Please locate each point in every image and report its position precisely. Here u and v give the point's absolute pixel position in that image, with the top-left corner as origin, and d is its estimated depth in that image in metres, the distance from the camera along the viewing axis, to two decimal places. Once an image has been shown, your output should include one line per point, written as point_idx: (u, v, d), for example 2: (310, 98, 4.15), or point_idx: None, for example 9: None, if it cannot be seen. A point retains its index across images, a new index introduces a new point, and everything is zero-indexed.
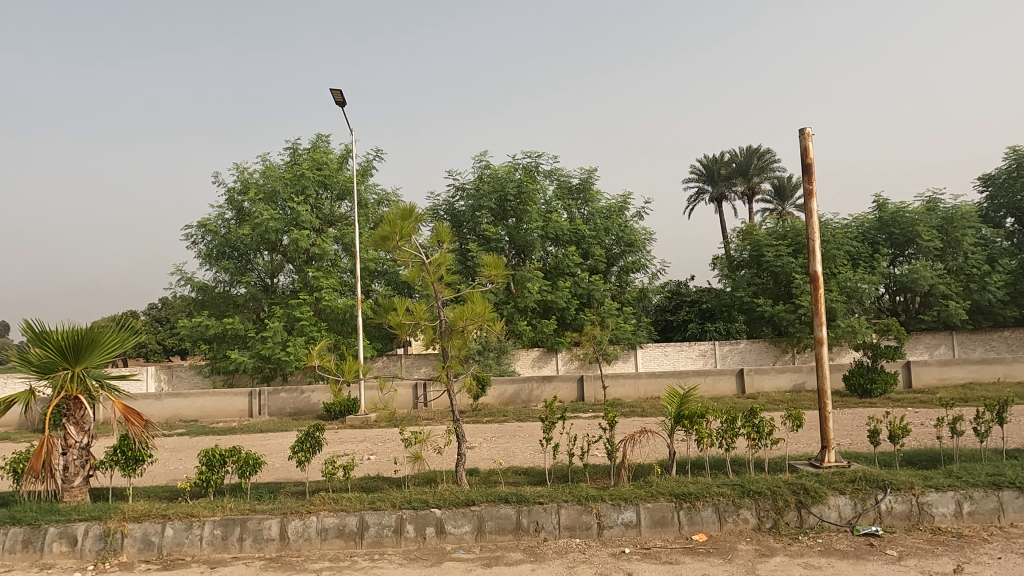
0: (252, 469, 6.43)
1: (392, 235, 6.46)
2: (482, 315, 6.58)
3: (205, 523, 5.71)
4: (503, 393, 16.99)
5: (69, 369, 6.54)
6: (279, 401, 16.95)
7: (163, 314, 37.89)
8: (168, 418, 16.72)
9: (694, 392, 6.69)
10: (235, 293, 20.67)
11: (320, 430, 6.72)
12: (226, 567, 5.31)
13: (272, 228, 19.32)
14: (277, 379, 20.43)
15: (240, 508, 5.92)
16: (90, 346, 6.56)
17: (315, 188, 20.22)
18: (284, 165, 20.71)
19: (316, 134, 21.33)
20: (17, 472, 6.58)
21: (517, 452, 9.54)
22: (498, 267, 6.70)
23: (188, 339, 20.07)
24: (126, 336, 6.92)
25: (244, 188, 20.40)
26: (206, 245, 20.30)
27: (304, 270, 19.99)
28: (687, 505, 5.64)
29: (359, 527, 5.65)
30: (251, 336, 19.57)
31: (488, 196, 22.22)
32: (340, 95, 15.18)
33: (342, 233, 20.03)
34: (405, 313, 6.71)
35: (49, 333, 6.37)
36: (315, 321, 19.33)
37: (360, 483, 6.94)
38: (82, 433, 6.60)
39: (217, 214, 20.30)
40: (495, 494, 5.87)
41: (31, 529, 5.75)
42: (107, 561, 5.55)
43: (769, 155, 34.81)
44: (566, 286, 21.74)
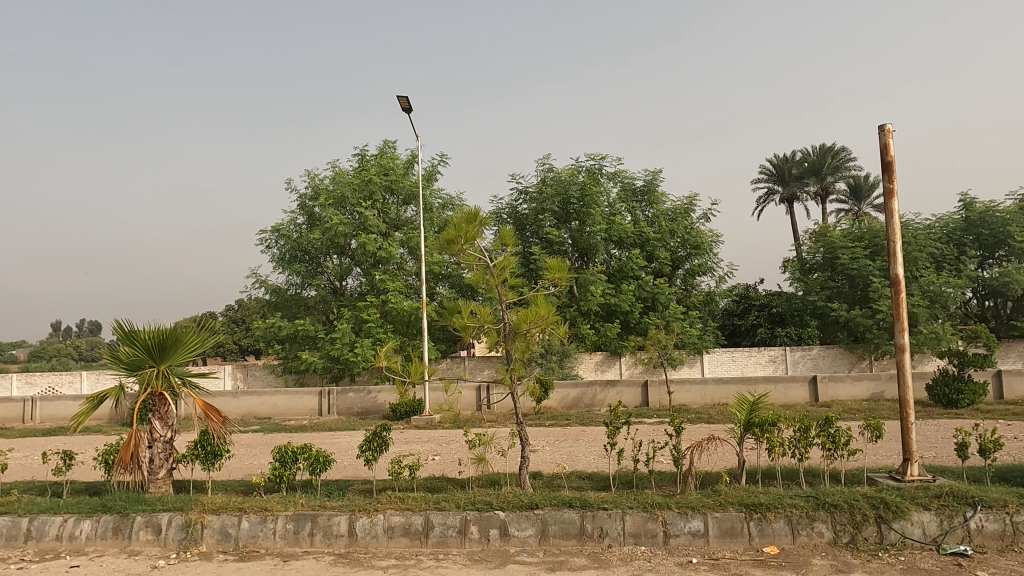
0: (322, 466, 6.62)
1: (458, 238, 6.53)
2: (546, 318, 6.57)
3: (278, 518, 5.92)
4: (566, 397, 16.96)
5: (155, 367, 6.91)
6: (347, 400, 17.40)
7: (239, 315, 39.61)
8: (244, 415, 17.47)
9: (764, 399, 6.46)
10: (305, 295, 21.35)
11: (387, 430, 6.86)
12: (298, 561, 5.48)
13: (341, 232, 19.89)
14: (345, 379, 21.02)
15: (311, 504, 6.12)
16: (174, 345, 6.92)
17: (382, 193, 20.77)
18: (352, 171, 21.32)
19: (383, 140, 21.84)
20: (108, 463, 7.01)
21: (580, 456, 9.50)
22: (562, 269, 6.66)
23: (263, 340, 20.89)
24: (206, 336, 7.27)
25: (315, 194, 21.09)
26: (279, 249, 21.08)
27: (371, 273, 20.48)
28: (757, 516, 5.47)
29: (424, 527, 5.73)
30: (321, 337, 20.20)
31: (551, 199, 22.19)
32: (406, 102, 15.46)
33: (407, 237, 20.42)
34: (469, 316, 6.76)
35: (137, 333, 6.77)
36: (381, 323, 19.78)
37: (426, 483, 7.05)
38: (166, 427, 6.92)
39: (290, 219, 21.07)
40: (559, 498, 5.84)
41: (120, 517, 6.11)
42: (189, 550, 5.82)
43: (845, 153, 33.36)
44: (630, 290, 21.50)
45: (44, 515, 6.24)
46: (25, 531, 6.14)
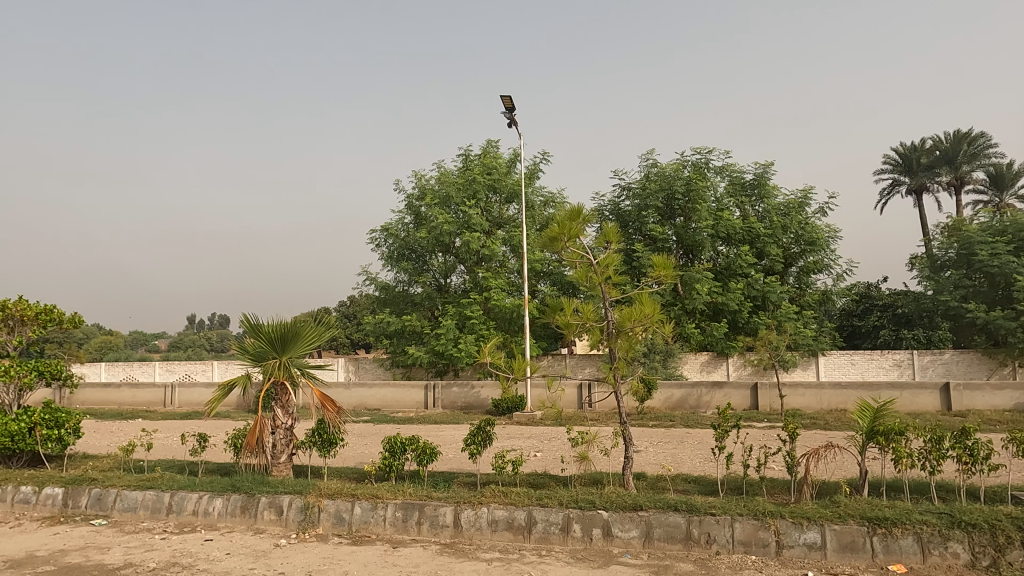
0: (428, 458, 6.83)
1: (561, 236, 6.53)
2: (651, 317, 6.43)
3: (387, 506, 6.16)
4: (670, 397, 16.60)
5: (277, 359, 7.39)
6: (452, 394, 17.82)
7: (351, 311, 41.61)
8: (356, 406, 18.38)
9: (891, 406, 5.97)
10: (412, 292, 22.10)
11: (491, 425, 6.97)
12: (406, 548, 5.68)
13: (446, 231, 20.42)
14: (450, 374, 21.56)
15: (418, 494, 6.32)
16: (293, 338, 7.39)
17: (485, 192, 21.16)
18: (457, 171, 21.86)
19: (487, 140, 22.24)
20: (236, 447, 7.60)
21: (686, 459, 9.24)
22: (667, 267, 6.49)
23: (373, 335, 21.85)
24: (322, 330, 7.70)
25: (421, 194, 21.80)
26: (388, 247, 21.95)
27: (474, 270, 20.89)
28: (881, 531, 5.09)
29: (527, 523, 5.78)
30: (427, 333, 20.86)
31: (655, 195, 21.70)
32: (509, 102, 15.61)
33: (510, 235, 20.64)
34: (572, 313, 6.73)
35: (261, 326, 7.28)
36: (484, 319, 20.14)
37: (528, 479, 7.11)
38: (287, 415, 7.39)
39: (398, 218, 21.91)
40: (663, 500, 5.71)
41: (247, 497, 6.58)
42: (307, 531, 6.19)
43: (984, 139, 30.41)
44: (739, 288, 20.70)
45: (182, 492, 6.83)
46: (167, 505, 6.76)
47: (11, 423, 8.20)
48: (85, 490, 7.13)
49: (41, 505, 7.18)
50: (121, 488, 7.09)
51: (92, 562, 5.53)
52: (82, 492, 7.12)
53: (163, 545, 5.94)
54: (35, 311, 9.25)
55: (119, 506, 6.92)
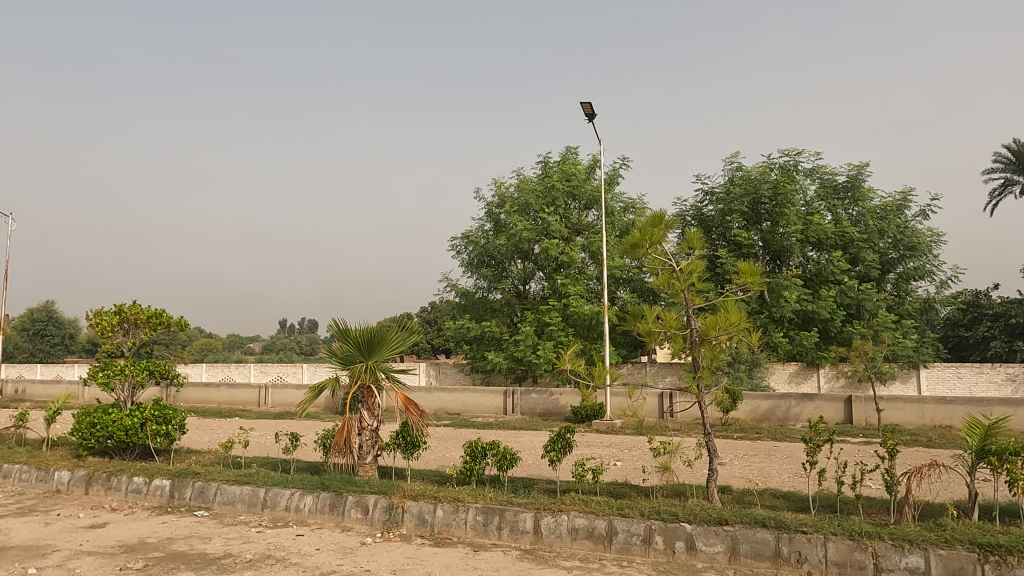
0: (509, 463, 6.87)
1: (642, 242, 6.45)
2: (736, 325, 6.24)
3: (469, 509, 6.25)
4: (756, 409, 16.05)
5: (364, 363, 7.65)
6: (531, 401, 17.85)
7: (432, 316, 42.53)
8: (437, 410, 18.76)
9: (1004, 424, 5.54)
10: (492, 298, 22.35)
11: (571, 432, 6.95)
12: (486, 552, 5.74)
13: (525, 238, 20.52)
14: (528, 380, 21.61)
15: (499, 499, 6.38)
16: (379, 342, 7.63)
17: (565, 199, 21.15)
18: (536, 178, 21.98)
19: (566, 146, 22.25)
20: (326, 447, 7.92)
21: (774, 473, 8.90)
22: (754, 273, 6.27)
23: (453, 340, 22.25)
24: (406, 335, 7.91)
25: (501, 202, 22.04)
26: (469, 254, 22.31)
27: (553, 277, 20.90)
28: (993, 559, 4.71)
29: (608, 532, 5.71)
30: (506, 339, 21.05)
31: (740, 200, 21.02)
32: (589, 108, 15.56)
33: (589, 241, 20.54)
34: (654, 321, 6.62)
35: (349, 331, 7.57)
36: (563, 326, 20.13)
37: (608, 488, 7.04)
38: (372, 417, 7.64)
39: (478, 226, 22.23)
40: (750, 515, 5.51)
41: (336, 495, 6.84)
42: (392, 531, 6.36)
43: None
44: (830, 296, 19.74)
45: (276, 488, 7.18)
46: (263, 500, 7.12)
47: (126, 418, 8.88)
48: (189, 482, 7.61)
49: (151, 496, 7.72)
50: (221, 482, 7.53)
51: (196, 550, 5.90)
52: (186, 484, 7.60)
53: (258, 538, 6.26)
54: (147, 315, 9.99)
55: (219, 499, 7.35)
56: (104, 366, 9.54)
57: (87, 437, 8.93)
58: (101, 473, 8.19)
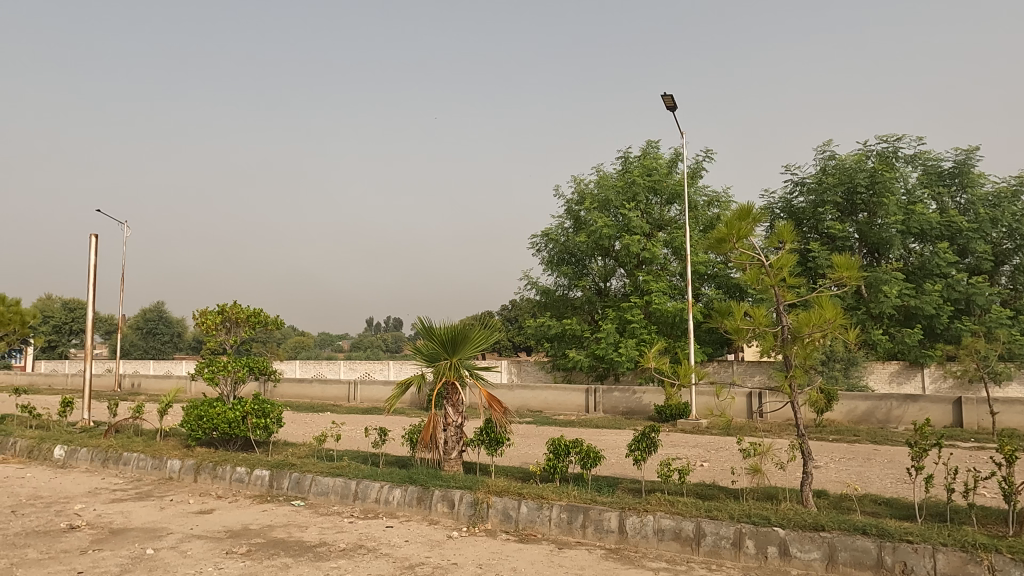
0: (592, 461, 6.83)
1: (729, 237, 6.23)
2: (832, 322, 5.94)
3: (553, 507, 6.26)
4: (853, 410, 15.23)
5: (448, 360, 7.81)
6: (613, 399, 17.65)
7: (513, 314, 42.88)
8: (519, 407, 18.91)
9: None
10: (572, 296, 22.28)
11: (656, 431, 6.82)
12: (570, 550, 5.74)
13: (606, 234, 20.30)
14: (611, 378, 21.39)
15: (582, 497, 6.37)
16: (463, 340, 7.76)
17: (646, 194, 20.81)
18: (616, 174, 21.73)
19: (647, 141, 21.89)
20: (412, 442, 8.13)
21: (874, 478, 8.43)
22: (851, 267, 5.94)
23: (534, 338, 22.34)
24: (489, 333, 8.02)
25: (580, 199, 21.93)
26: (549, 252, 22.33)
27: (635, 274, 20.58)
28: None
29: (696, 534, 5.58)
30: (587, 336, 20.93)
31: (833, 190, 19.98)
32: (671, 100, 15.21)
33: (671, 237, 20.12)
34: (742, 318, 6.39)
35: (434, 329, 7.76)
36: (645, 323, 19.80)
37: (695, 489, 6.87)
38: (457, 413, 7.80)
39: (557, 224, 22.20)
40: (849, 522, 5.25)
41: (423, 489, 7.03)
42: (477, 526, 6.46)
43: None
44: (936, 290, 18.50)
45: (366, 480, 7.45)
46: (354, 492, 7.40)
47: (228, 412, 9.43)
48: (286, 473, 8.01)
49: (252, 484, 8.18)
50: (316, 474, 7.88)
51: (294, 537, 6.21)
52: (284, 475, 8.00)
53: (351, 528, 6.52)
54: (246, 314, 10.59)
55: (314, 489, 7.70)
56: (209, 362, 10.19)
57: (194, 428, 9.56)
58: (208, 463, 8.75)
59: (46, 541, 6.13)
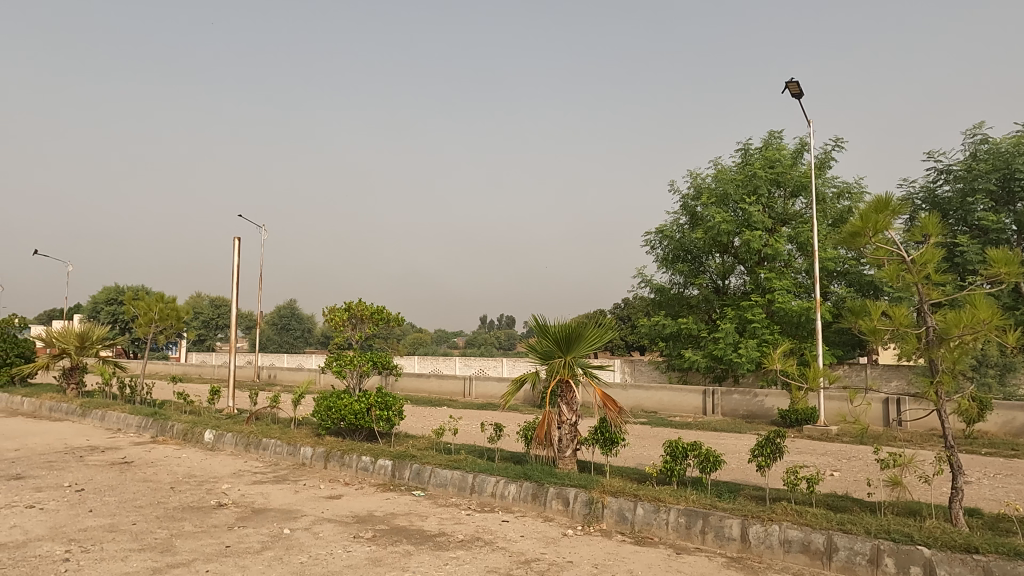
0: (712, 466, 6.59)
1: (864, 230, 5.79)
2: (987, 322, 5.34)
3: (670, 510, 6.11)
4: (1011, 421, 13.71)
5: (562, 358, 7.82)
6: (732, 402, 16.92)
7: (626, 313, 42.34)
8: (633, 407, 18.65)
9: None
10: (688, 294, 21.63)
11: (781, 437, 6.47)
12: (689, 556, 5.57)
13: (724, 230, 19.53)
14: (730, 380, 20.58)
15: (701, 502, 6.17)
16: (577, 338, 7.75)
17: (768, 187, 19.75)
18: (736, 167, 20.85)
19: (770, 131, 20.83)
20: (527, 438, 8.22)
21: None
22: (1010, 262, 5.33)
23: (648, 337, 21.91)
24: (603, 331, 7.94)
25: (697, 193, 21.25)
26: (663, 249, 21.80)
27: (755, 271, 19.66)
28: None
29: (827, 548, 5.24)
30: (704, 336, 20.23)
31: (985, 177, 18.11)
32: (797, 87, 14.39)
33: (796, 231, 19.03)
34: (880, 318, 5.92)
35: (549, 327, 7.79)
36: (767, 323, 18.88)
37: (826, 500, 6.45)
38: (571, 411, 7.78)
39: (672, 220, 21.63)
40: (1009, 546, 4.71)
41: (538, 486, 7.09)
42: (592, 525, 6.42)
43: None
44: None
45: (483, 475, 7.62)
46: (471, 485, 7.59)
47: (354, 403, 9.97)
48: (407, 464, 8.36)
49: (376, 474, 8.60)
50: (435, 466, 8.16)
51: (415, 526, 6.47)
52: (405, 466, 8.35)
53: (468, 520, 6.69)
54: (370, 311, 11.15)
55: (433, 481, 7.97)
56: (337, 357, 10.82)
57: (325, 418, 10.19)
58: (336, 451, 9.31)
59: (199, 516, 6.77)
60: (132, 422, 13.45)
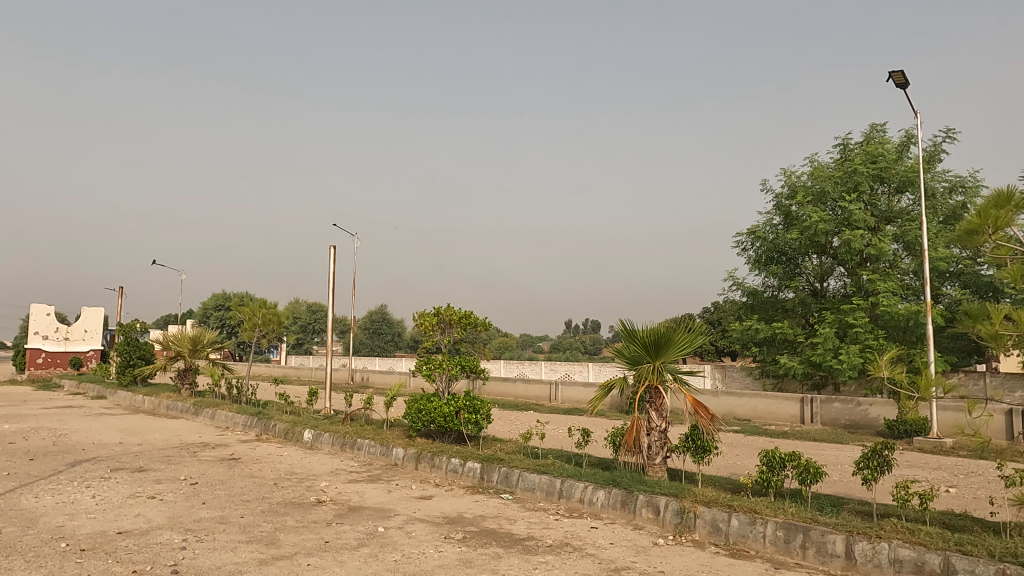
0: (813, 477, 6.27)
1: (983, 228, 5.36)
2: None
3: (767, 523, 5.86)
4: None
5: (651, 363, 7.68)
6: (833, 411, 16.03)
7: (716, 317, 41.02)
8: (725, 414, 18.11)
9: None
10: (783, 297, 20.74)
11: (889, 449, 6.07)
12: (788, 572, 5.32)
13: (822, 230, 18.57)
14: (829, 388, 19.62)
15: (801, 516, 5.88)
16: (666, 343, 7.58)
17: (870, 183, 18.65)
18: (834, 163, 19.82)
19: (871, 124, 19.68)
20: (615, 444, 8.11)
21: None
22: None
23: (740, 342, 21.15)
24: (694, 336, 7.73)
25: (791, 192, 20.36)
26: (755, 250, 21.01)
27: (857, 272, 18.60)
28: None
29: (943, 570, 4.86)
30: (801, 342, 19.30)
31: None
32: (902, 77, 13.51)
33: (902, 230, 17.86)
34: (1002, 322, 5.44)
35: (637, 332, 7.68)
36: (871, 328, 17.79)
37: (941, 518, 5.99)
38: (661, 418, 7.60)
39: (765, 220, 20.83)
40: None
41: (627, 493, 6.98)
42: (684, 535, 6.26)
43: None
44: None
45: (570, 480, 7.59)
46: (559, 490, 7.58)
47: (443, 407, 10.21)
48: (495, 467, 8.45)
49: (465, 476, 8.74)
50: (523, 470, 8.20)
51: (504, 529, 6.52)
52: (493, 469, 8.44)
53: (557, 525, 6.68)
54: (458, 316, 11.36)
55: (521, 485, 8.02)
56: (427, 360, 11.11)
57: (416, 421, 10.48)
58: (427, 453, 9.54)
59: (300, 512, 7.10)
60: (239, 421, 14.31)
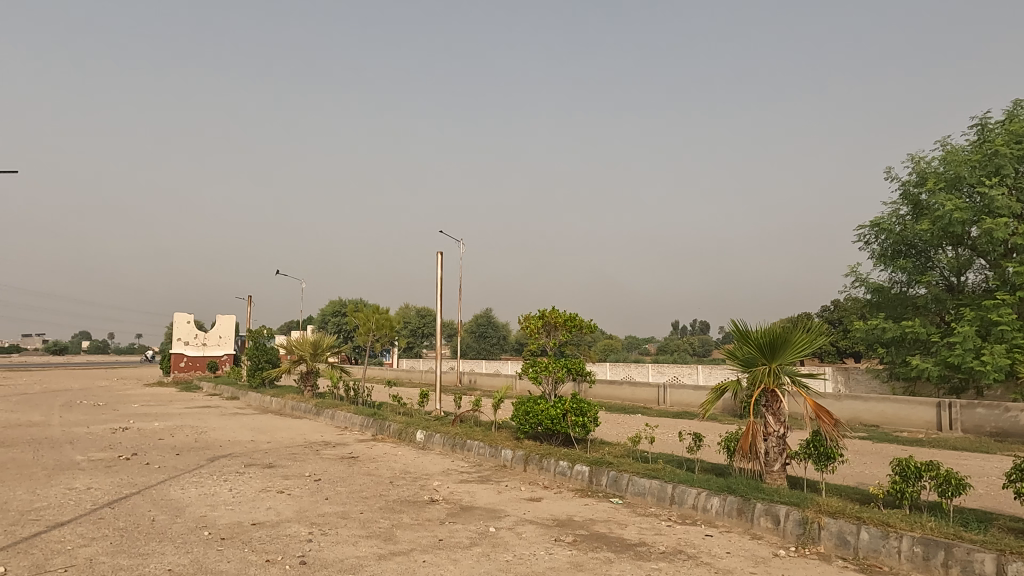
0: (955, 489, 5.73)
1: None
2: None
3: (902, 537, 5.42)
4: None
5: (767, 365, 7.32)
6: (976, 417, 14.59)
7: (836, 316, 38.54)
8: (850, 419, 16.98)
9: None
10: (914, 293, 19.19)
11: None
12: None
13: (957, 219, 16.97)
14: (970, 393, 17.92)
15: (942, 531, 5.39)
16: (783, 345, 7.20)
17: (1014, 165, 16.87)
18: (970, 146, 18.12)
19: (1015, 100, 17.82)
20: (729, 449, 7.81)
21: None
22: None
23: (865, 343, 19.76)
24: (814, 336, 7.29)
25: (921, 179, 18.84)
26: (880, 244, 19.60)
27: (1001, 265, 16.87)
28: None
29: None
30: (935, 341, 17.74)
31: None
32: None
33: None
34: None
35: (751, 333, 7.35)
36: (1020, 326, 16.01)
37: None
38: (779, 423, 7.19)
39: (891, 211, 19.41)
40: None
41: (744, 500, 6.70)
42: (808, 547, 5.92)
43: None
44: None
45: (683, 485, 7.38)
46: (670, 496, 7.39)
47: (551, 409, 10.24)
48: (604, 471, 8.37)
49: (573, 478, 8.72)
50: (632, 474, 8.08)
51: (615, 534, 6.44)
52: (602, 472, 8.37)
53: (669, 531, 6.51)
54: (563, 318, 11.35)
55: (631, 489, 7.89)
56: (532, 363, 11.24)
57: (523, 423, 10.60)
58: (534, 455, 9.61)
59: (415, 510, 7.36)
60: (356, 421, 15.05)
